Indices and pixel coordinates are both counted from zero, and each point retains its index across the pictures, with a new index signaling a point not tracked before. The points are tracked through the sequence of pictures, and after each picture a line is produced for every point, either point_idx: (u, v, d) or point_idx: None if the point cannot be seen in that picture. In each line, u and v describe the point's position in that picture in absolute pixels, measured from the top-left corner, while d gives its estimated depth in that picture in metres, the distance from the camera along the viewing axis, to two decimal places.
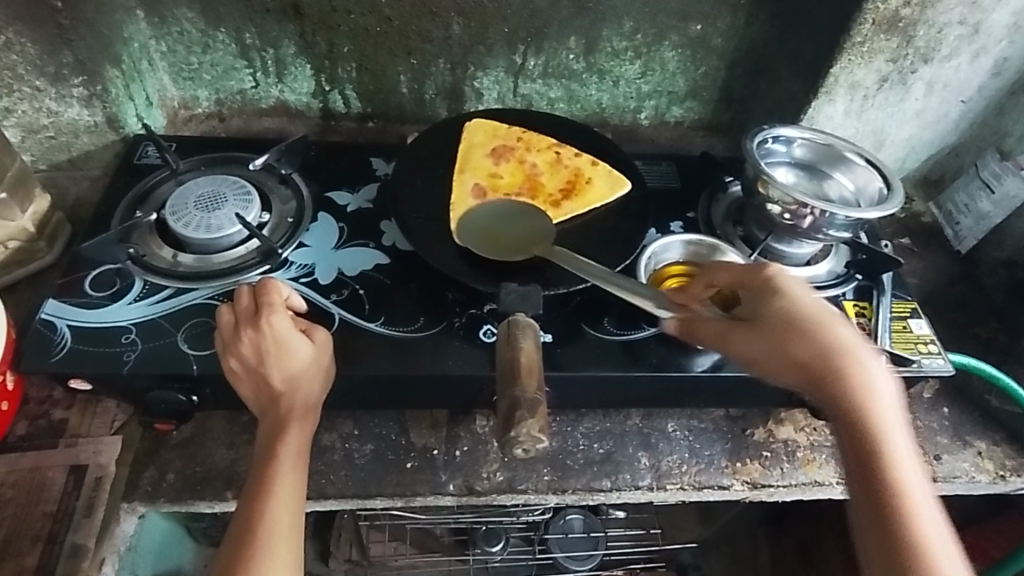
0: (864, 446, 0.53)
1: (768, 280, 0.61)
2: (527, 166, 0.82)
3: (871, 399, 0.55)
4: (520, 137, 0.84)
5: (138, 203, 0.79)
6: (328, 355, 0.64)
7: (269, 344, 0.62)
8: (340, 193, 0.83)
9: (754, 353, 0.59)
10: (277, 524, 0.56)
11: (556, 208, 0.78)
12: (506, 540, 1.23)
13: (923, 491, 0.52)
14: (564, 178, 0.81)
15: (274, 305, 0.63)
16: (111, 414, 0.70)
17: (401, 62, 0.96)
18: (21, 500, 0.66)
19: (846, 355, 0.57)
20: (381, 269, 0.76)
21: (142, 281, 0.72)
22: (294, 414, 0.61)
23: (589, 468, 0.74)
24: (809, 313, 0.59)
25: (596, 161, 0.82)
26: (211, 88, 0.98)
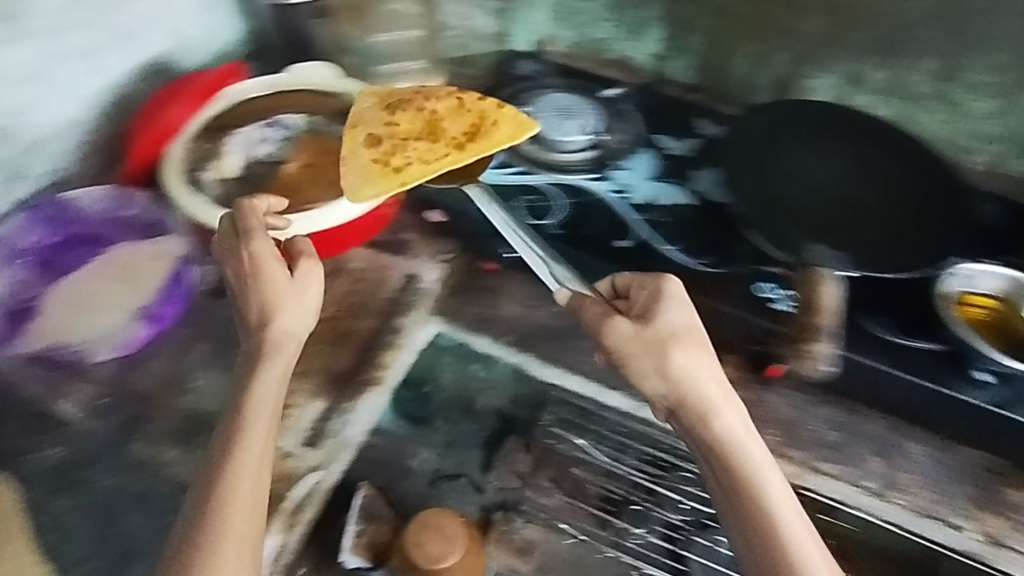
0: (752, 530, 0.57)
1: (658, 326, 0.63)
2: (428, 115, 0.85)
3: (739, 439, 0.60)
4: (419, 90, 0.87)
5: (506, 98, 0.95)
6: (314, 280, 0.70)
7: (249, 270, 0.68)
8: (665, 137, 0.93)
9: (637, 367, 0.63)
10: (254, 445, 0.61)
11: (460, 150, 0.81)
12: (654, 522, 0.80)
13: (794, 525, 0.57)
14: (467, 122, 0.84)
15: (251, 231, 0.70)
16: (442, 247, 0.88)
17: (748, 46, 1.04)
18: (371, 282, 0.85)
19: (717, 392, 0.61)
20: (687, 207, 0.85)
21: (498, 155, 0.88)
22: (273, 349, 0.66)
23: (819, 449, 0.75)
24: (681, 329, 0.63)
25: (501, 106, 0.85)
26: (576, 31, 1.13)
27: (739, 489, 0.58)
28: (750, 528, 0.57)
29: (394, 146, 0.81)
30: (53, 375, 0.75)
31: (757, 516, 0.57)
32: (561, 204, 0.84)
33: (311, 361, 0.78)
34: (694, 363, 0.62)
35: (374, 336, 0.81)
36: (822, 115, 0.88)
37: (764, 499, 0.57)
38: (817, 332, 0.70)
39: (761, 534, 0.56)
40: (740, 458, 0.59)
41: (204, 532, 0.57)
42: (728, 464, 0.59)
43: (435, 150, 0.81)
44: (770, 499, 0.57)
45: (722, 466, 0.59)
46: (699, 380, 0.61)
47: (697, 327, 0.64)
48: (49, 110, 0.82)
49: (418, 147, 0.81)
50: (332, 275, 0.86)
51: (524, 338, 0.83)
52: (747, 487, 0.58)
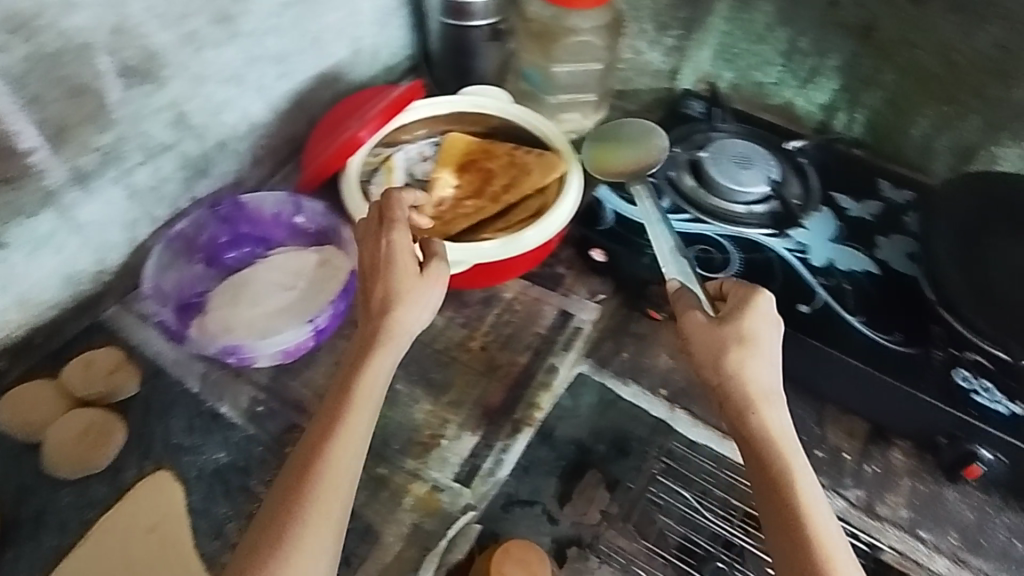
0: (782, 523, 0.58)
1: (727, 325, 0.64)
2: (484, 172, 0.88)
3: (782, 437, 0.61)
4: (483, 144, 0.90)
5: (679, 139, 0.91)
6: (439, 281, 0.67)
7: (382, 260, 0.66)
8: (844, 198, 0.87)
9: (700, 367, 0.64)
10: (337, 441, 0.60)
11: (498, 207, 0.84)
12: None
13: (824, 525, 0.57)
14: (511, 175, 0.86)
15: (394, 221, 0.67)
16: (595, 286, 0.86)
17: (933, 108, 0.98)
18: (523, 315, 0.84)
19: (764, 389, 0.62)
20: (870, 277, 0.79)
21: (669, 198, 0.85)
22: (389, 338, 0.64)
23: (1006, 560, 0.69)
24: (749, 333, 0.63)
25: (543, 154, 0.86)
26: (736, 73, 1.09)
27: (772, 482, 0.59)
28: (780, 529, 0.58)
29: (452, 205, 0.86)
30: (214, 371, 0.74)
31: (787, 512, 0.58)
32: (735, 259, 0.80)
33: (463, 391, 0.76)
34: (752, 369, 0.62)
35: (525, 374, 0.78)
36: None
37: (796, 495, 0.58)
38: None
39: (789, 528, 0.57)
40: (775, 457, 0.60)
41: (294, 504, 0.57)
42: (766, 467, 0.60)
43: (481, 208, 0.84)
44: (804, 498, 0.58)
45: (753, 456, 0.61)
46: (749, 376, 0.62)
47: (775, 336, 0.64)
48: (242, 107, 0.81)
49: (470, 206, 0.85)
50: (483, 303, 0.84)
51: (677, 393, 0.80)
52: (778, 479, 0.59)
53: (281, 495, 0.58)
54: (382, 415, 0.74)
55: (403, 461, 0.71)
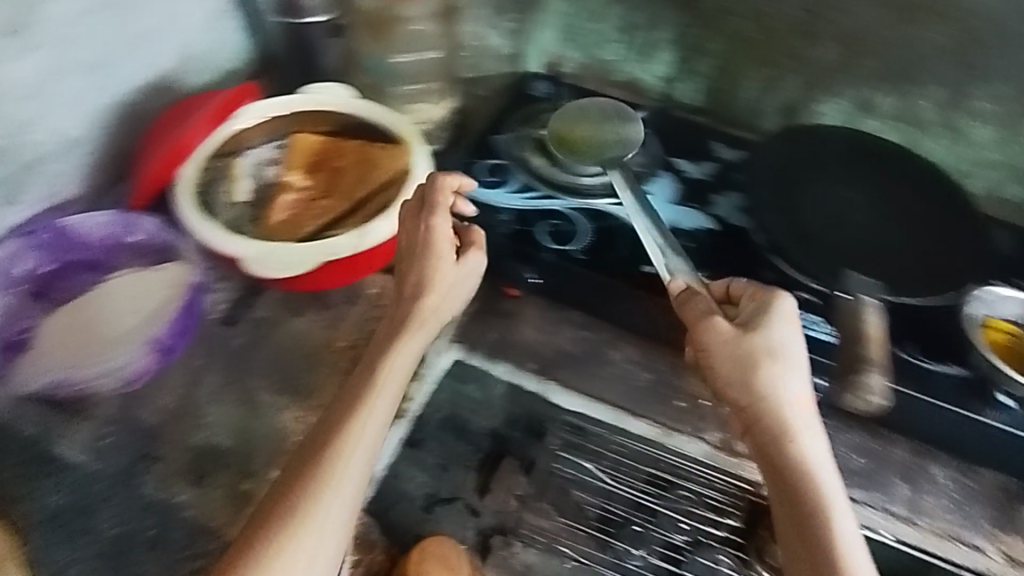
0: (801, 531, 0.57)
1: (753, 335, 0.64)
2: (335, 170, 0.86)
3: (807, 445, 0.60)
4: (334, 143, 0.88)
5: (525, 120, 0.95)
6: (473, 272, 0.71)
7: (420, 244, 0.69)
8: (682, 161, 0.93)
9: (722, 375, 0.64)
10: (341, 464, 0.59)
11: (351, 205, 0.83)
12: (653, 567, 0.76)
13: (846, 534, 0.57)
14: (362, 171, 0.84)
15: (436, 206, 0.70)
16: None
17: (757, 72, 1.05)
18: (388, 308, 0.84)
19: (790, 397, 0.62)
20: (708, 233, 0.85)
21: (518, 177, 0.87)
22: (422, 321, 0.67)
23: (844, 473, 0.76)
24: (772, 345, 0.64)
25: (392, 146, 0.85)
26: (582, 52, 1.13)
27: (795, 489, 0.59)
28: (797, 536, 0.57)
29: (305, 206, 0.84)
30: (52, 412, 0.70)
31: (804, 519, 0.58)
32: (584, 230, 0.83)
33: (331, 392, 0.75)
34: (784, 378, 0.63)
35: None
36: (840, 141, 0.90)
37: (819, 503, 0.58)
38: (865, 362, 0.67)
39: (809, 534, 0.57)
40: (797, 464, 0.60)
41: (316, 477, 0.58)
42: (785, 473, 0.60)
43: (334, 207, 0.83)
44: (831, 507, 0.58)
45: (773, 462, 0.61)
46: (779, 387, 0.62)
47: (798, 347, 0.65)
48: (52, 124, 0.76)
49: (324, 206, 0.84)
50: (347, 301, 0.83)
51: (546, 364, 0.83)
52: (799, 484, 0.59)
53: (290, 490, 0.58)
54: (245, 429, 0.71)
55: (270, 472, 0.69)
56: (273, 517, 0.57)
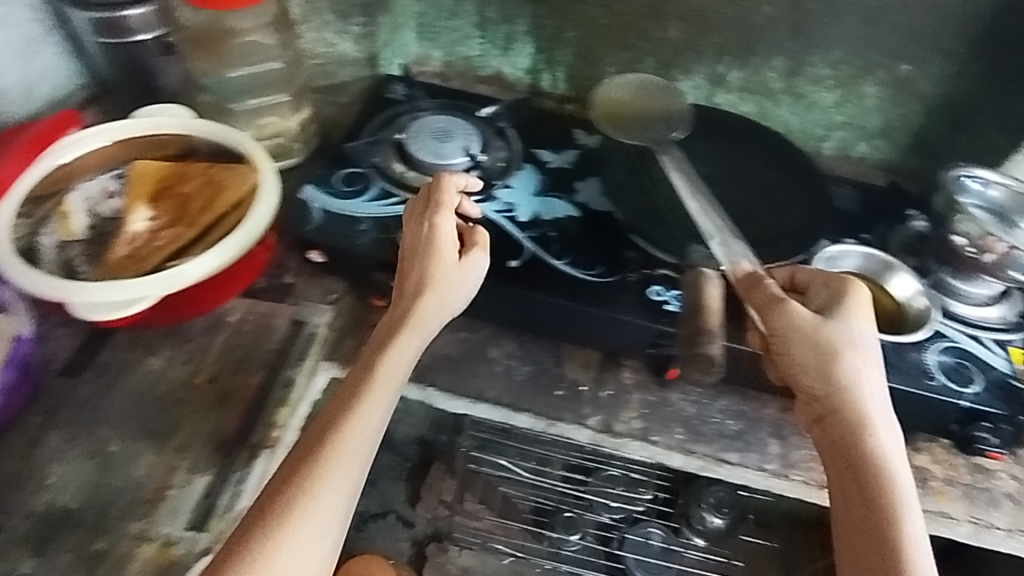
0: (867, 500, 0.58)
1: (831, 324, 0.65)
2: (181, 196, 0.81)
3: (876, 427, 0.61)
4: (177, 168, 0.83)
5: (383, 124, 0.91)
6: (477, 272, 0.71)
7: (424, 241, 0.70)
8: (544, 151, 0.93)
9: (799, 360, 0.65)
10: (350, 458, 0.58)
11: (198, 229, 0.79)
12: (583, 532, 1.04)
13: (911, 512, 0.58)
14: (207, 193, 0.81)
15: (442, 206, 0.73)
16: (328, 287, 0.84)
17: (614, 55, 1.06)
18: (253, 334, 0.80)
19: (860, 379, 0.63)
20: (572, 220, 0.85)
21: (378, 185, 0.85)
22: (416, 322, 0.66)
23: (719, 439, 0.79)
24: (844, 336, 0.65)
25: (238, 165, 0.82)
26: (444, 51, 1.12)
27: (863, 464, 0.60)
28: (860, 504, 0.58)
29: (149, 237, 0.79)
30: None
31: (869, 490, 0.58)
32: None
33: (194, 431, 0.71)
34: (863, 367, 0.64)
35: (261, 393, 0.75)
36: (686, 121, 0.94)
37: (886, 480, 0.59)
38: (707, 333, 0.73)
39: (874, 504, 0.58)
40: (868, 444, 0.60)
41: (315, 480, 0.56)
42: (851, 449, 0.61)
43: (181, 234, 0.79)
44: (901, 497, 0.58)
45: (841, 440, 0.62)
46: (858, 372, 0.63)
47: (870, 341, 0.65)
48: None
49: (171, 234, 0.79)
50: (207, 332, 0.79)
51: (425, 371, 0.81)
52: (869, 460, 0.60)
53: (287, 468, 0.58)
54: (97, 484, 0.67)
55: (126, 527, 0.65)
56: (260, 522, 0.55)
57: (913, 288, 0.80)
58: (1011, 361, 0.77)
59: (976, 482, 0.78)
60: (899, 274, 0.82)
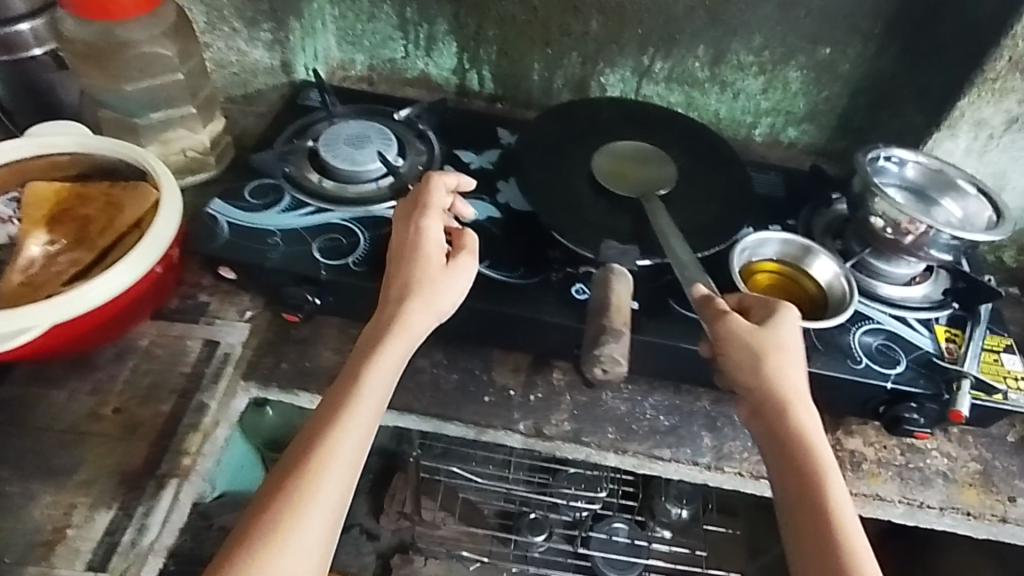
0: (804, 506, 0.56)
1: (761, 328, 0.62)
2: (80, 219, 0.77)
3: (809, 432, 0.59)
4: (75, 190, 0.79)
5: (296, 133, 0.88)
6: (463, 276, 0.67)
7: (409, 245, 0.67)
8: (466, 152, 0.92)
9: (738, 366, 0.61)
10: (337, 475, 0.57)
11: (99, 254, 0.75)
12: (548, 533, 1.22)
13: (850, 516, 0.56)
14: (107, 215, 0.77)
15: (428, 207, 0.68)
16: (244, 305, 0.81)
17: (538, 51, 1.04)
18: (164, 359, 0.76)
19: (792, 384, 0.61)
20: (494, 221, 0.84)
21: (292, 196, 0.83)
22: (400, 330, 0.63)
23: (652, 436, 0.78)
24: (779, 339, 0.62)
25: (138, 184, 0.78)
26: (367, 54, 1.10)
27: (801, 470, 0.58)
28: (801, 510, 0.56)
29: (46, 262, 0.75)
30: None
31: (810, 494, 0.56)
32: (364, 239, 0.79)
33: (100, 465, 0.68)
34: (790, 370, 0.61)
35: (171, 420, 0.72)
36: (609, 113, 0.90)
37: (821, 486, 0.57)
38: (607, 331, 0.61)
39: (812, 509, 0.56)
40: (804, 449, 0.58)
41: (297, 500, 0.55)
42: (792, 456, 0.58)
43: (80, 258, 0.75)
44: (837, 494, 0.56)
45: (781, 449, 0.59)
46: (788, 377, 0.61)
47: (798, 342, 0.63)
48: None
49: (69, 258, 0.75)
50: (114, 360, 0.76)
51: None
52: (804, 465, 0.58)
53: (274, 485, 0.56)
54: None
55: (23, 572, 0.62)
56: (242, 542, 0.54)
57: (832, 271, 0.78)
58: (934, 339, 0.77)
59: (910, 462, 0.77)
60: (819, 256, 0.79)
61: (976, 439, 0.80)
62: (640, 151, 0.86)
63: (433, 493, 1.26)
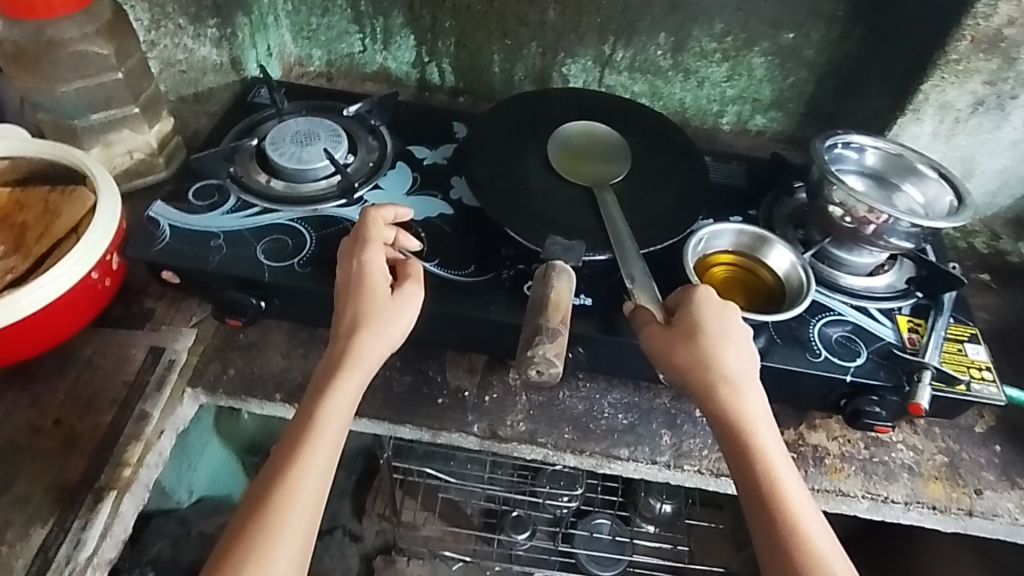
0: (764, 510, 0.55)
1: (687, 320, 0.62)
2: (17, 225, 0.75)
3: (753, 426, 0.59)
4: (13, 195, 0.77)
5: (244, 132, 0.88)
6: (413, 304, 0.65)
7: (354, 277, 0.65)
8: (420, 148, 0.90)
9: (676, 368, 0.61)
10: (294, 511, 0.54)
11: (36, 261, 0.73)
12: (532, 531, 1.19)
13: (806, 512, 0.55)
14: (44, 221, 0.75)
15: (370, 240, 0.67)
16: (191, 310, 0.79)
17: (497, 43, 1.02)
18: (105, 368, 0.74)
19: (730, 375, 0.60)
20: (445, 219, 0.82)
21: (237, 196, 0.81)
22: (352, 363, 0.61)
23: (610, 435, 0.76)
24: (710, 330, 0.62)
25: (76, 187, 0.76)
26: (324, 49, 1.07)
27: (752, 472, 0.57)
28: (761, 513, 0.55)
29: None
30: None
31: (768, 498, 0.55)
32: (309, 240, 0.77)
33: (36, 479, 0.66)
34: (725, 357, 0.61)
35: (112, 431, 0.70)
36: (563, 106, 0.88)
37: (774, 483, 0.56)
38: (539, 329, 0.61)
39: (769, 512, 0.55)
40: (752, 448, 0.58)
41: (247, 541, 0.53)
42: (743, 458, 0.58)
43: (16, 265, 0.73)
44: (800, 517, 0.54)
45: (732, 452, 0.58)
46: (723, 362, 0.60)
47: (729, 320, 0.63)
48: None
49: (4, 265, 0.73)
50: (55, 371, 0.73)
51: (295, 391, 0.75)
52: (753, 464, 0.57)
53: (229, 540, 0.54)
54: None
55: None
56: None
57: (789, 261, 0.76)
58: (896, 329, 0.75)
59: (875, 456, 0.75)
60: (775, 245, 0.77)
61: (943, 430, 0.78)
62: (594, 141, 0.84)
63: (415, 493, 1.26)
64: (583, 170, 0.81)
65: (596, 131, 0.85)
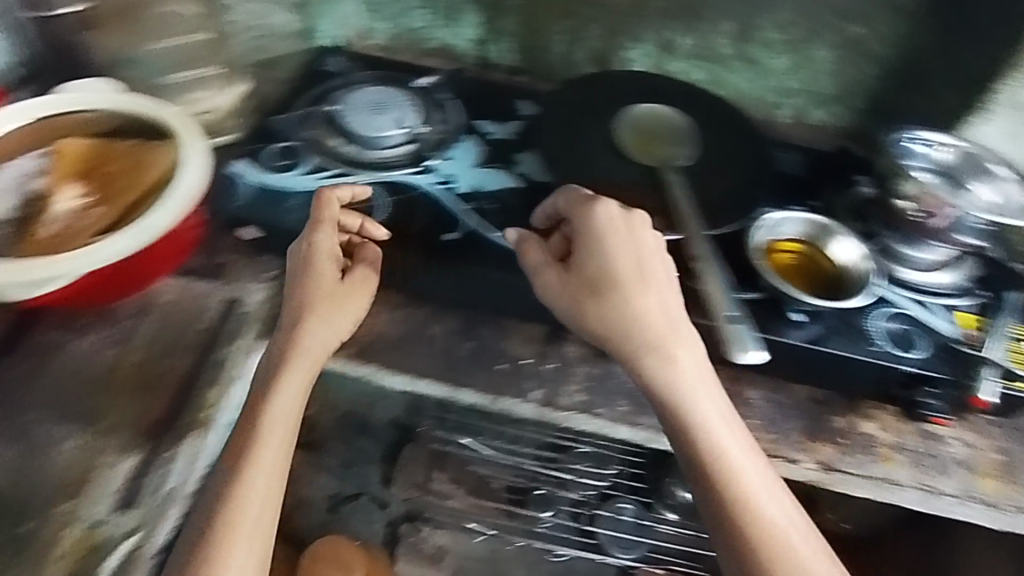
0: (698, 471, 0.61)
1: (587, 272, 0.68)
2: (108, 175, 0.78)
3: (672, 387, 0.64)
4: (103, 148, 0.80)
5: (315, 100, 0.90)
6: (363, 289, 0.72)
7: (304, 262, 0.71)
8: (486, 123, 0.92)
9: (588, 326, 0.66)
10: (265, 476, 0.61)
11: (128, 208, 0.76)
12: (556, 509, 1.21)
13: (733, 463, 0.61)
14: (134, 172, 0.78)
15: (320, 223, 0.72)
16: (262, 266, 0.81)
17: (561, 24, 1.03)
18: (183, 316, 0.77)
19: (638, 336, 0.65)
20: (511, 192, 0.85)
21: (310, 159, 0.84)
22: (303, 350, 0.67)
23: None
24: (615, 283, 0.67)
25: (164, 142, 0.79)
26: (390, 22, 1.07)
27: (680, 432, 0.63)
28: (694, 470, 0.61)
29: (78, 214, 0.76)
30: None
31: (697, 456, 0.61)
32: (382, 205, 0.81)
33: (121, 415, 0.70)
34: (636, 317, 0.66)
35: (190, 375, 0.73)
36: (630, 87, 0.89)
37: (704, 442, 0.62)
38: None
39: (702, 470, 0.61)
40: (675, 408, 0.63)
41: (227, 501, 0.60)
42: (669, 416, 0.63)
43: (109, 212, 0.76)
44: (729, 468, 0.61)
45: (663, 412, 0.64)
46: (632, 321, 0.66)
47: (625, 263, 0.68)
48: None
49: (99, 212, 0.76)
50: (136, 315, 0.76)
51: (363, 348, 0.78)
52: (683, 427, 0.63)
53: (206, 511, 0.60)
54: (21, 469, 0.66)
55: (50, 511, 0.64)
56: (194, 554, 0.57)
57: (855, 253, 0.78)
58: (957, 325, 0.76)
59: (931, 450, 0.75)
60: (837, 237, 0.80)
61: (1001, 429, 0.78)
62: (661, 127, 0.86)
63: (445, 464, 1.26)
64: (649, 151, 0.83)
65: (662, 114, 0.87)
